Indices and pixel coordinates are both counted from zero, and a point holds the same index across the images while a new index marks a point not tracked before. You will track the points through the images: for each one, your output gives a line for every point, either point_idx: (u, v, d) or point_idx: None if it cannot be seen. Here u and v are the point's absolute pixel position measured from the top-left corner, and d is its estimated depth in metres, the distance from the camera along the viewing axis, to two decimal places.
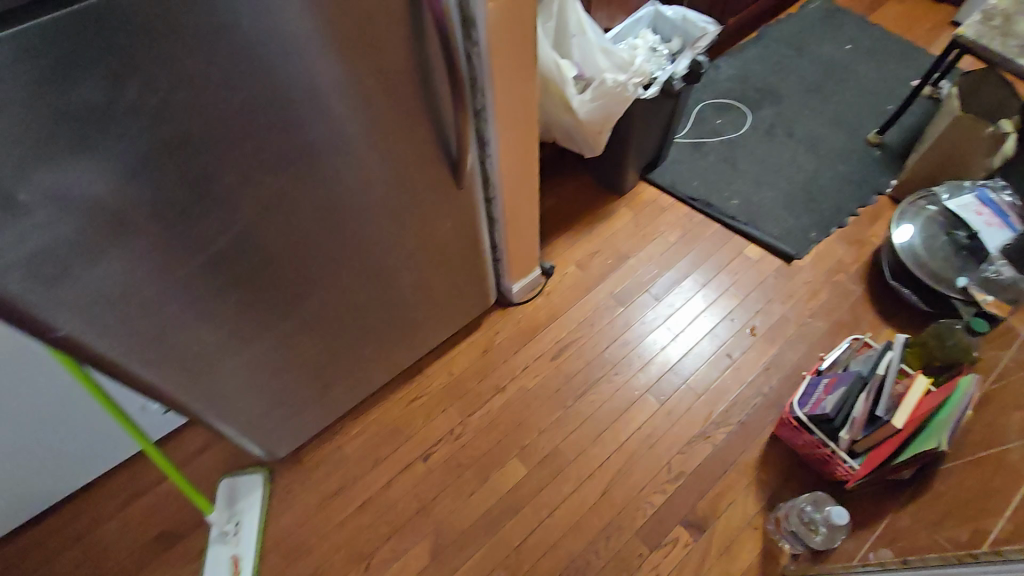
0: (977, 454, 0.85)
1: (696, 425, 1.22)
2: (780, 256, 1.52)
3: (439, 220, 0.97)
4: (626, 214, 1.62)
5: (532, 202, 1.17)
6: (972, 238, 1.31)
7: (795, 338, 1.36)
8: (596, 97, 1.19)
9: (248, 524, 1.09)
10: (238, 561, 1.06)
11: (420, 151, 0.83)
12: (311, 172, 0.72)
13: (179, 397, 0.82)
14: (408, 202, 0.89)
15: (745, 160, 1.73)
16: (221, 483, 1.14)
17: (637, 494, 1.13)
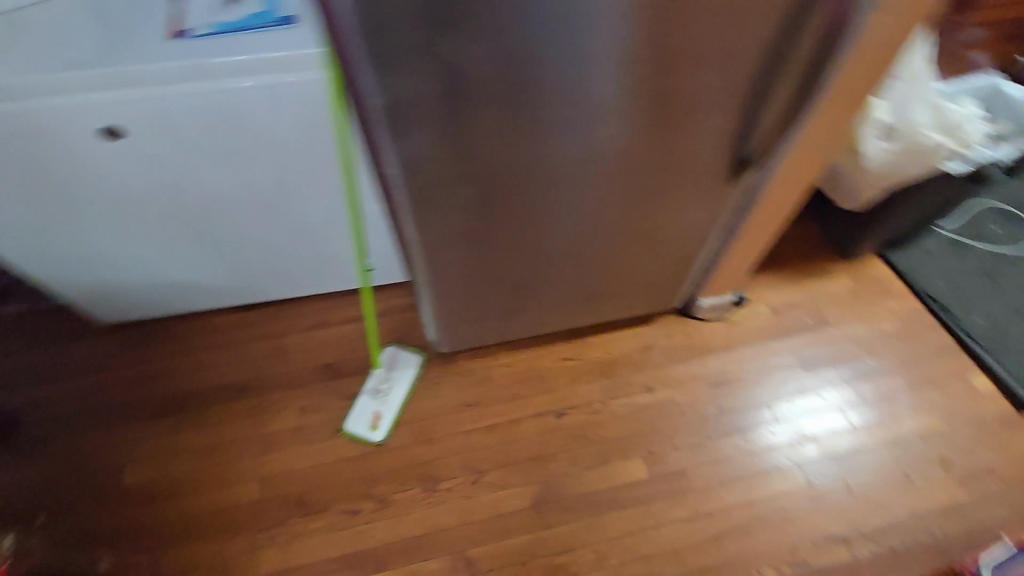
0: None
1: (839, 525, 1.11)
2: (1012, 402, 1.29)
3: (692, 209, 0.96)
4: (845, 280, 1.47)
5: (777, 229, 1.10)
6: None
7: (994, 495, 1.16)
8: (896, 149, 1.08)
9: (396, 392, 1.22)
10: (378, 418, 1.19)
11: (722, 137, 0.80)
12: (627, 118, 0.73)
13: (416, 264, 0.92)
14: (680, 180, 0.87)
15: (1012, 283, 1.47)
16: (387, 346, 1.28)
17: (745, 556, 1.07)
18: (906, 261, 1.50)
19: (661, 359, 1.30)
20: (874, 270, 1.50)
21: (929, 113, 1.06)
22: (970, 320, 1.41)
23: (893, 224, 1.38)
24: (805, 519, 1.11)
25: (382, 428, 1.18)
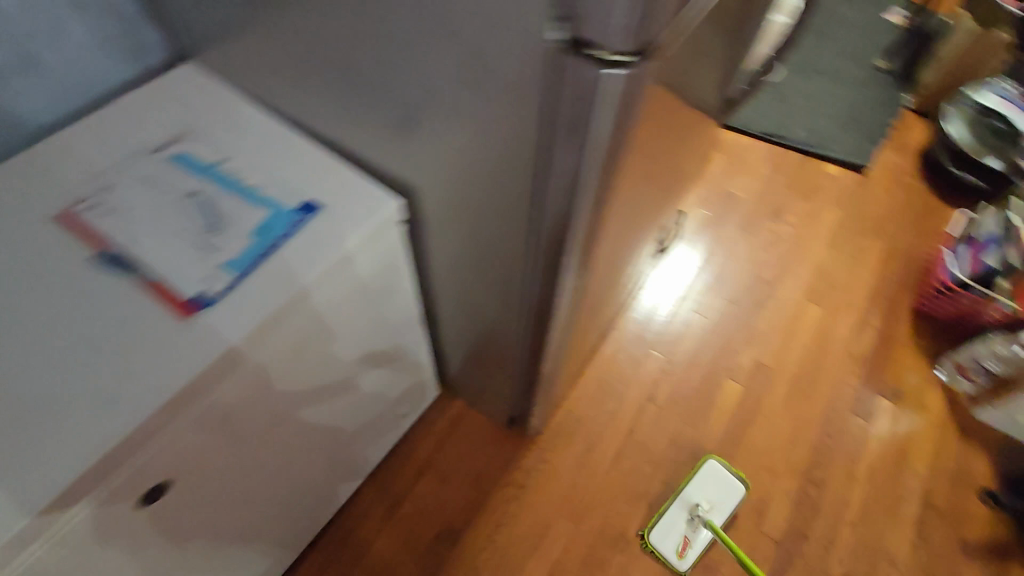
0: None
1: (853, 318, 1.47)
2: (853, 170, 1.76)
3: (692, 163, 1.06)
4: (720, 157, 1.75)
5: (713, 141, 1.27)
6: (1009, 126, 1.64)
7: (894, 234, 1.62)
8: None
9: (716, 517, 1.14)
10: (686, 544, 1.11)
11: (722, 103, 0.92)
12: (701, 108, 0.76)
13: (551, 361, 0.88)
14: (697, 143, 0.96)
15: (794, 96, 1.92)
16: (710, 461, 1.19)
17: (836, 390, 1.35)
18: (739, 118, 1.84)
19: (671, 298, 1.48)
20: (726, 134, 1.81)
21: None
22: (796, 133, 1.81)
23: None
24: (835, 335, 1.43)
25: (688, 557, 1.11)
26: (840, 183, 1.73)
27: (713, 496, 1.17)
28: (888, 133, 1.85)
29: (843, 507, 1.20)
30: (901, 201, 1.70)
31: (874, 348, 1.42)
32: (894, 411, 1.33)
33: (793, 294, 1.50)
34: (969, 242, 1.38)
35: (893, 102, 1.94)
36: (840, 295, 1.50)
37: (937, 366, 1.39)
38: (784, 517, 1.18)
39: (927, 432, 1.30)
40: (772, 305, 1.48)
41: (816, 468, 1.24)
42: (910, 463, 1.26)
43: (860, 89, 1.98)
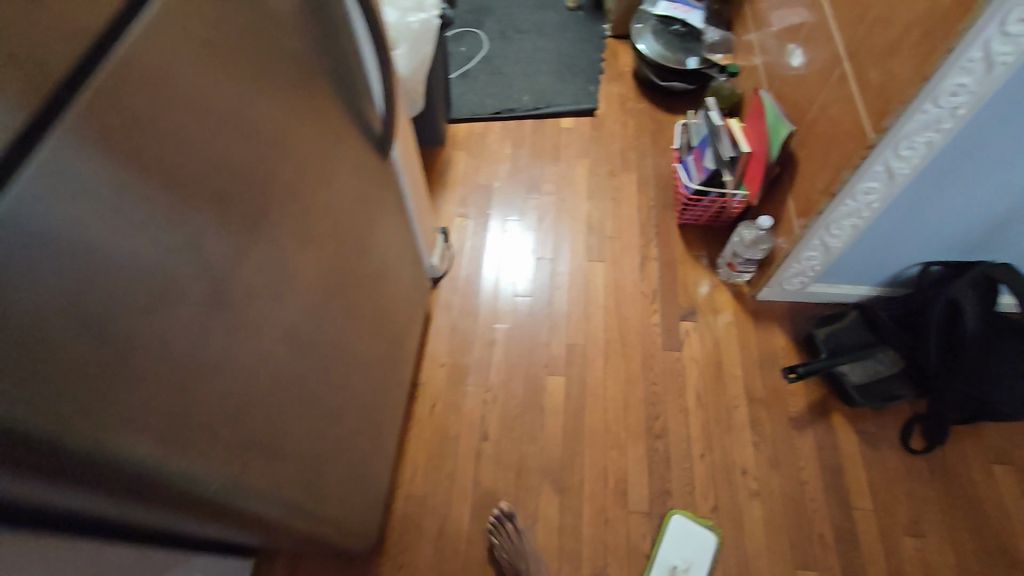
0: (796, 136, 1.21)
1: (636, 257, 1.49)
2: (585, 114, 1.78)
3: (381, 205, 0.97)
4: (461, 155, 1.68)
5: (411, 157, 1.18)
6: (686, 26, 1.74)
7: (640, 160, 1.68)
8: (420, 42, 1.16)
9: (697, 569, 1.09)
10: None
11: (358, 148, 0.83)
12: (305, 180, 0.67)
13: (303, 507, 0.76)
14: (360, 196, 0.87)
15: (507, 66, 1.91)
16: (676, 517, 1.13)
17: (645, 335, 1.37)
18: (464, 107, 1.79)
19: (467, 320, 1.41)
20: (459, 128, 1.75)
21: (393, 10, 1.15)
22: (522, 101, 1.80)
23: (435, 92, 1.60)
24: (626, 283, 1.45)
25: None
26: (579, 132, 1.74)
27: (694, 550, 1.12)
28: (602, 68, 1.90)
29: (689, 444, 1.23)
30: (635, 127, 1.76)
31: (662, 278, 1.46)
32: (698, 330, 1.38)
33: (577, 261, 1.49)
34: (690, 153, 1.44)
35: (596, 35, 2.00)
36: (617, 241, 1.52)
37: (716, 271, 1.47)
38: (645, 484, 1.18)
39: (729, 335, 1.38)
40: (563, 280, 1.46)
41: (654, 420, 1.25)
42: (727, 370, 1.33)
43: (563, 33, 2.00)
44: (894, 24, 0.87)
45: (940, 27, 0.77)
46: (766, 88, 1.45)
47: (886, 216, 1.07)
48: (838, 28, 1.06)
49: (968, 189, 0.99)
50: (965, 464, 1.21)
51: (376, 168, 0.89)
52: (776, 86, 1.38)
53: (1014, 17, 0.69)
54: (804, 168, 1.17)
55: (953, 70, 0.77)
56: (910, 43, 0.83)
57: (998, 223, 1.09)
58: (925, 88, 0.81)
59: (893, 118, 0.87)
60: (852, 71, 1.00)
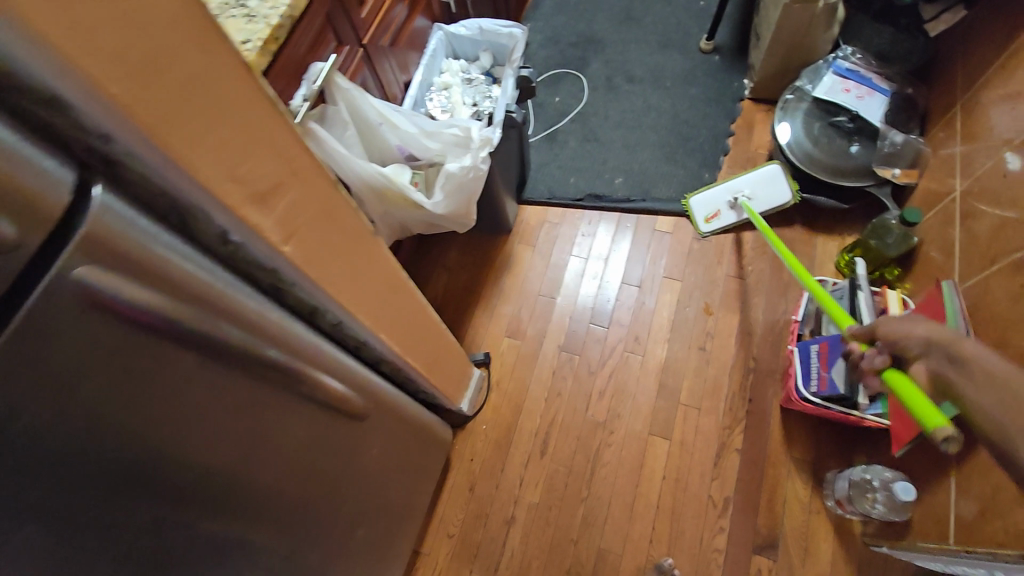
0: None
1: (713, 440, 1.18)
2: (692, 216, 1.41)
3: (366, 450, 0.75)
4: (525, 251, 1.41)
5: (440, 332, 0.92)
6: (855, 121, 1.27)
7: (748, 295, 1.31)
8: (450, 192, 0.91)
9: (755, 202, 1.32)
10: (716, 215, 1.36)
11: (314, 435, 0.60)
12: (236, 523, 0.49)
13: None
14: (326, 479, 0.65)
15: (606, 129, 1.54)
16: (775, 166, 1.34)
17: (702, 564, 1.08)
18: (543, 184, 1.48)
19: (489, 480, 1.18)
20: (532, 214, 1.45)
21: (435, 141, 0.93)
22: (614, 187, 1.46)
23: (503, 182, 1.31)
24: (693, 479, 1.15)
25: (710, 224, 1.36)
26: (678, 241, 1.38)
27: (778, 188, 1.33)
28: (728, 148, 1.48)
29: None
30: (754, 247, 1.36)
31: (743, 482, 1.14)
32: (775, 572, 1.07)
33: (638, 430, 1.20)
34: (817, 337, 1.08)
35: (730, 96, 1.55)
36: (694, 413, 1.21)
37: (822, 491, 1.12)
38: None
39: None
40: (613, 455, 1.18)
41: None
42: None
43: (688, 88, 1.57)
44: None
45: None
46: (959, 272, 1.01)
47: None
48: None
49: None
50: None
51: (340, 441, 0.67)
52: (977, 281, 0.95)
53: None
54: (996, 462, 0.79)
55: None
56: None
57: None
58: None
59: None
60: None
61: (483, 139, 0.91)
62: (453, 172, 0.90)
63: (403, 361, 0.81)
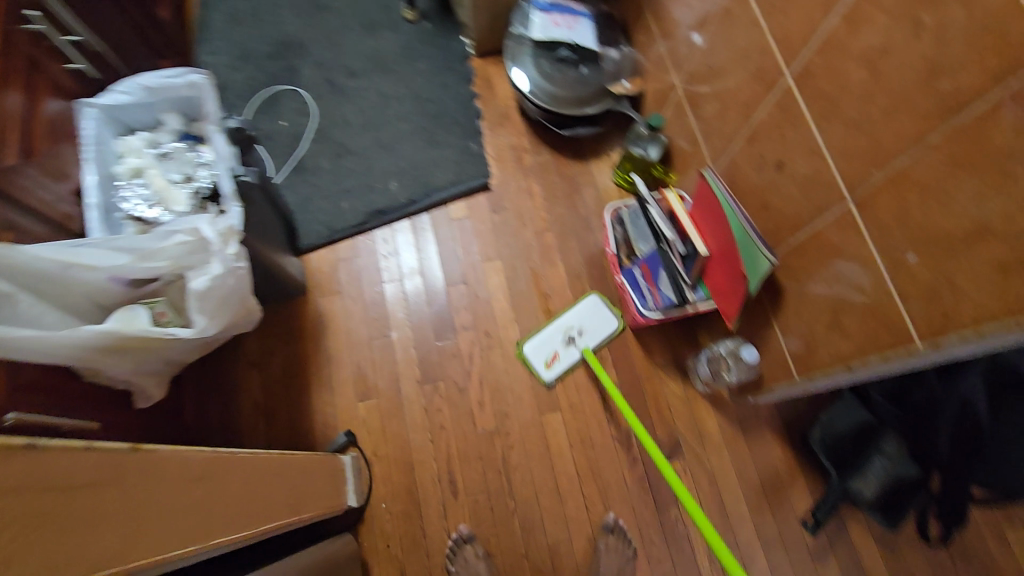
0: (789, 245, 0.92)
1: (594, 388, 1.22)
2: (478, 191, 1.37)
3: None
4: (334, 301, 1.24)
5: (264, 463, 0.74)
6: (576, 50, 1.33)
7: (561, 243, 1.34)
8: (214, 309, 0.73)
9: (592, 338, 1.25)
10: (558, 355, 1.23)
11: None
12: None
13: None
14: None
15: (354, 137, 1.39)
16: (593, 293, 1.30)
17: (635, 500, 1.14)
18: (316, 223, 1.30)
19: (417, 551, 1.08)
20: (321, 260, 1.28)
21: (157, 262, 0.70)
22: (391, 194, 1.34)
23: (268, 244, 1.11)
24: (594, 433, 1.18)
25: (557, 370, 1.21)
26: (478, 222, 1.34)
27: (604, 314, 1.28)
28: (479, 112, 1.45)
29: None
30: (545, 196, 1.38)
31: (633, 409, 1.21)
32: (689, 468, 1.18)
33: (529, 418, 1.19)
34: (635, 261, 1.15)
35: (456, 58, 1.50)
36: (567, 375, 1.23)
37: (690, 380, 1.24)
38: None
39: (722, 461, 1.19)
40: (518, 454, 1.16)
41: None
42: (734, 511, 1.15)
43: (413, 64, 1.48)
44: (949, 211, 0.63)
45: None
46: (707, 156, 1.15)
47: None
48: (833, 150, 0.78)
49: None
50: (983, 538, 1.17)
51: None
52: (723, 161, 1.09)
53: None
54: (797, 304, 0.94)
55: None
56: (984, 261, 0.60)
57: None
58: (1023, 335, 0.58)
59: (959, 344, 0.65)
60: (867, 228, 0.75)
61: (223, 235, 0.72)
62: (202, 290, 0.70)
63: (259, 534, 0.69)
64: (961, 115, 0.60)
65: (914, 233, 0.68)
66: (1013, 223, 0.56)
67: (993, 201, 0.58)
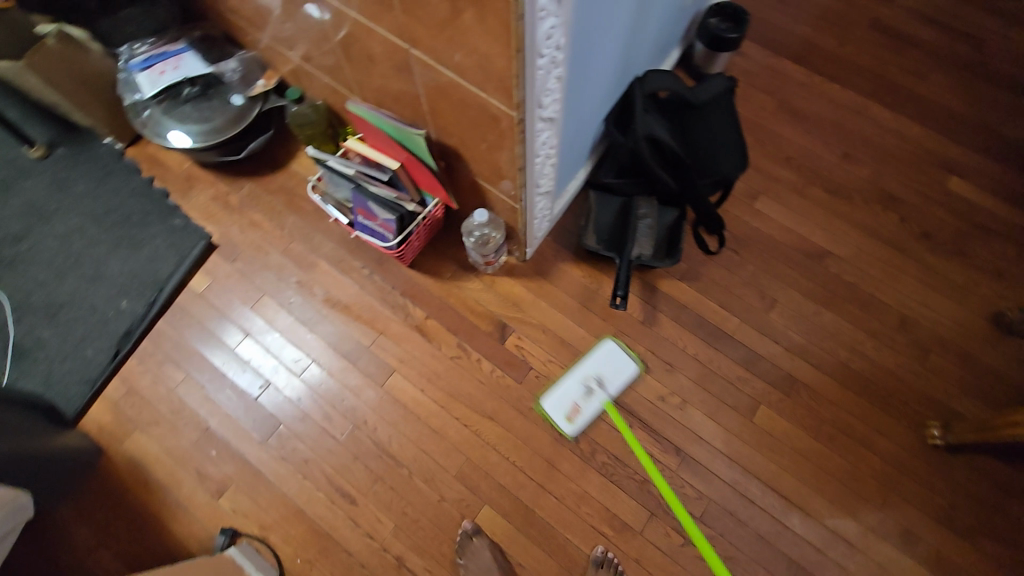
0: (431, 114, 1.04)
1: (410, 332, 1.30)
2: (206, 255, 1.35)
3: None
4: (137, 435, 1.19)
5: None
6: (196, 82, 1.33)
7: (308, 242, 1.37)
8: None
9: (611, 387, 1.24)
10: (575, 411, 1.21)
11: None
12: None
13: None
14: None
15: (55, 289, 1.31)
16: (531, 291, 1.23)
17: (499, 388, 1.25)
18: (72, 386, 1.22)
19: (352, 568, 1.11)
20: (100, 413, 1.21)
21: None
22: (124, 313, 1.28)
23: (31, 430, 1.04)
24: (435, 366, 1.27)
25: (575, 424, 1.20)
26: (224, 280, 1.33)
27: (616, 362, 1.26)
28: (162, 189, 1.42)
29: (616, 428, 1.23)
30: (268, 217, 1.39)
31: (453, 325, 1.31)
32: (522, 334, 1.31)
33: (376, 396, 1.24)
34: (354, 212, 1.23)
35: (109, 159, 1.45)
36: (384, 339, 1.29)
37: (478, 271, 1.36)
38: (624, 496, 1.17)
39: (541, 310, 1.33)
40: (385, 429, 1.21)
41: (578, 444, 1.21)
42: (572, 338, 1.31)
43: (72, 191, 1.41)
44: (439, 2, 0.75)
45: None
46: (351, 93, 1.22)
47: (564, 134, 1.06)
48: (377, 22, 0.91)
49: (600, 35, 0.95)
50: (740, 222, 1.44)
51: None
52: (356, 89, 1.18)
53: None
54: (469, 152, 1.08)
55: (536, 23, 0.70)
56: (477, 19, 0.73)
57: (621, 58, 1.17)
58: (525, 53, 0.73)
59: (521, 90, 0.80)
60: (432, 55, 0.88)
61: None
62: None
63: None
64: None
65: (444, 35, 0.81)
66: None
67: None
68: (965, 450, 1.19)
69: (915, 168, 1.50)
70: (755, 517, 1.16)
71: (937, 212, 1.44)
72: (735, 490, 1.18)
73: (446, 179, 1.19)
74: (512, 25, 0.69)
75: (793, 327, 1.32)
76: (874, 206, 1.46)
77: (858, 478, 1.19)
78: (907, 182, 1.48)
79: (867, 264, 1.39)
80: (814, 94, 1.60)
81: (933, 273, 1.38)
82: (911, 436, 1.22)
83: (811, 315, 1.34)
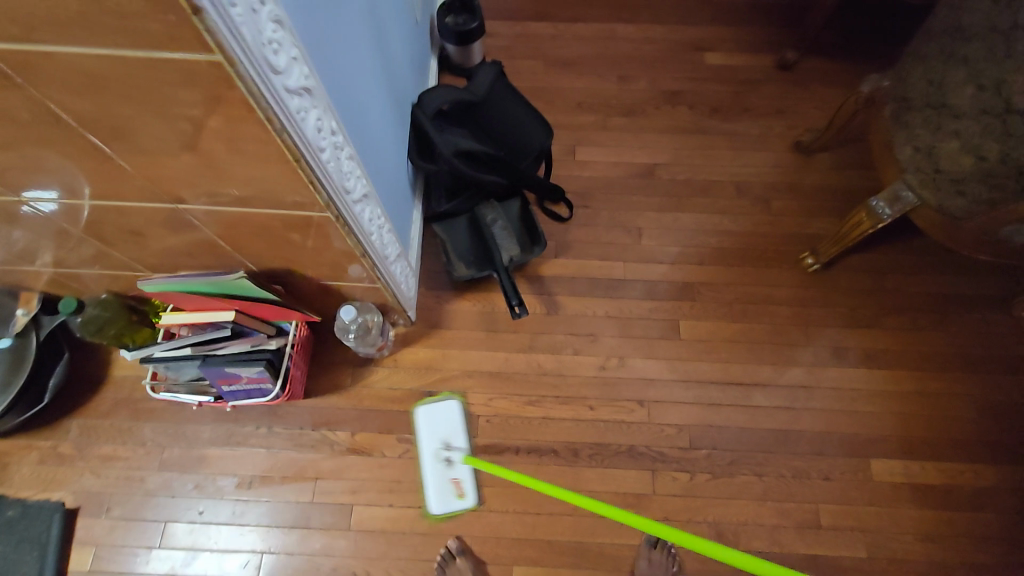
0: (235, 251, 0.93)
1: (345, 458, 1.18)
2: (71, 526, 1.12)
3: None
4: None
5: None
6: None
7: (183, 440, 1.18)
8: None
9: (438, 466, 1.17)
10: (458, 482, 1.16)
11: None
12: None
13: None
14: None
15: None
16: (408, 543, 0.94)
17: (460, 453, 1.19)
18: None
19: None
20: None
21: None
22: None
23: None
24: (389, 475, 1.17)
25: (465, 487, 1.16)
26: (110, 539, 1.11)
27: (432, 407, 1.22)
28: None
29: (581, 419, 1.23)
30: (122, 443, 1.18)
31: (383, 425, 1.21)
32: (450, 391, 1.25)
33: (350, 542, 1.12)
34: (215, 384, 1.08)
35: None
36: (324, 482, 1.16)
37: (376, 359, 1.27)
38: (621, 471, 1.19)
39: (454, 359, 1.28)
40: (378, 567, 1.10)
41: (557, 455, 1.20)
42: (497, 364, 1.28)
43: None
44: (173, 151, 0.66)
45: (223, 123, 0.60)
46: (136, 271, 1.06)
47: (382, 197, 1.01)
48: (119, 198, 0.78)
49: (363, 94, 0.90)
50: (573, 180, 1.49)
51: None
52: (139, 266, 1.02)
53: (274, 56, 0.55)
54: (297, 265, 0.98)
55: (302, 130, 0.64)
56: (224, 150, 0.65)
57: (392, 98, 1.13)
58: (306, 158, 0.66)
59: (321, 192, 0.74)
60: (200, 201, 0.78)
61: None
62: None
63: None
64: (47, 113, 0.60)
65: (200, 178, 0.72)
66: (177, 125, 0.61)
67: (161, 117, 0.60)
68: (836, 261, 1.36)
69: (676, 60, 1.66)
70: (728, 416, 1.24)
71: (711, 87, 1.61)
72: (702, 403, 1.25)
73: (292, 297, 1.08)
74: (274, 141, 0.62)
75: (664, 241, 1.41)
76: (665, 107, 1.59)
77: (781, 332, 1.31)
78: (678, 74, 1.64)
79: (688, 157, 1.52)
80: (567, 39, 1.69)
81: (736, 136, 1.55)
82: (796, 274, 1.37)
83: (671, 224, 1.44)
